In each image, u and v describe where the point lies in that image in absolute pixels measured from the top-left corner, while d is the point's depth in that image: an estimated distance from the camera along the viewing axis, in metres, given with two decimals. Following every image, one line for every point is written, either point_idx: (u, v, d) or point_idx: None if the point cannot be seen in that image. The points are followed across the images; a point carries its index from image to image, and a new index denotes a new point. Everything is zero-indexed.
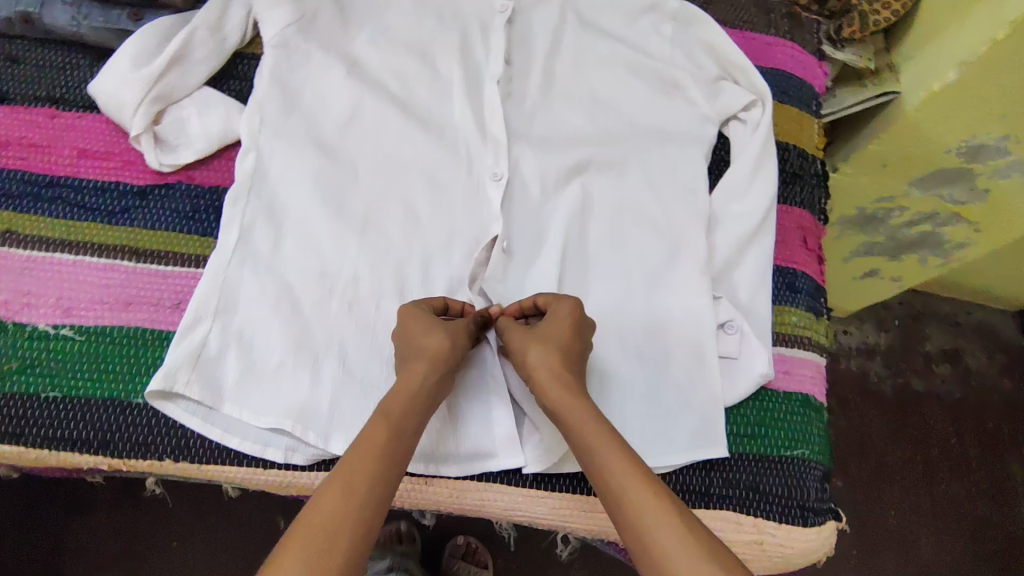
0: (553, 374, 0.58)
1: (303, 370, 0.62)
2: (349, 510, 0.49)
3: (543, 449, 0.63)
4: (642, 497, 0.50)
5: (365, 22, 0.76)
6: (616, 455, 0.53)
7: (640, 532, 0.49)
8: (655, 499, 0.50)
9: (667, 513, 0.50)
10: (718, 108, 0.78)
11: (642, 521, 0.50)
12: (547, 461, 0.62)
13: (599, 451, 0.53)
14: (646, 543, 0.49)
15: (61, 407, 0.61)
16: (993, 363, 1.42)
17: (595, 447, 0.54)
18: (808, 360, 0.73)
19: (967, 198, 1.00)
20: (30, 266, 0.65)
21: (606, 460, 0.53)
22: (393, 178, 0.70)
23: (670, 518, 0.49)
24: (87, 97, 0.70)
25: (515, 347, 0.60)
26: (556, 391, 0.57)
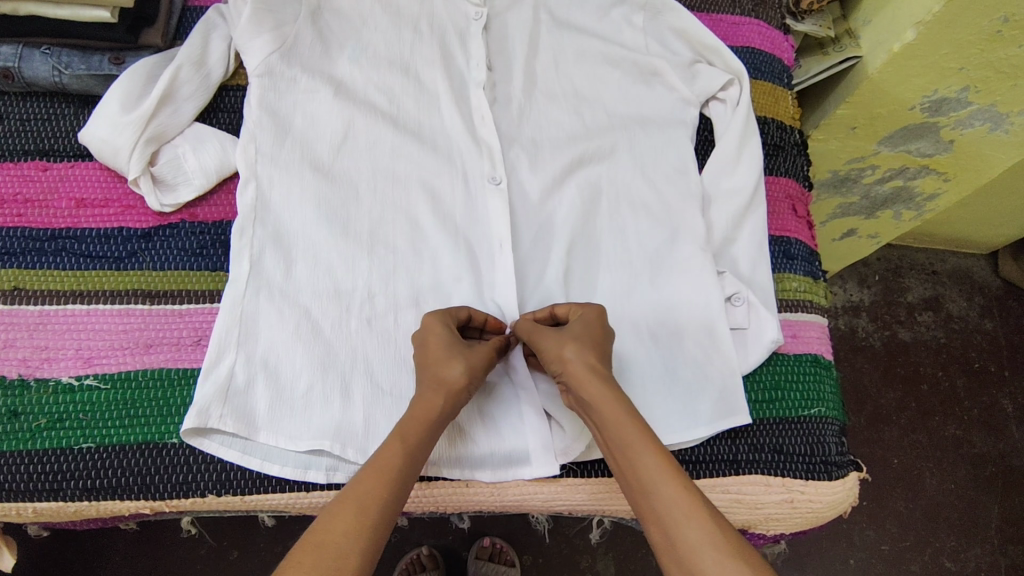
0: (592, 371, 0.58)
1: (334, 391, 0.63)
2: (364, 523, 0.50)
3: (575, 436, 0.65)
4: (672, 495, 0.51)
5: (344, 41, 0.76)
6: (649, 453, 0.53)
7: (670, 531, 0.50)
8: (686, 497, 0.51)
9: (696, 512, 0.50)
10: (698, 91, 0.80)
11: (675, 520, 0.50)
12: (581, 447, 0.65)
13: (632, 450, 0.54)
14: (676, 542, 0.50)
15: (96, 456, 0.61)
16: (972, 305, 1.48)
17: (627, 446, 0.54)
18: (812, 322, 0.76)
19: (934, 150, 1.04)
20: (45, 322, 0.64)
21: (639, 461, 0.53)
22: (393, 193, 0.71)
23: (699, 515, 0.50)
24: (78, 146, 0.70)
25: (547, 347, 0.60)
26: (593, 390, 0.57)
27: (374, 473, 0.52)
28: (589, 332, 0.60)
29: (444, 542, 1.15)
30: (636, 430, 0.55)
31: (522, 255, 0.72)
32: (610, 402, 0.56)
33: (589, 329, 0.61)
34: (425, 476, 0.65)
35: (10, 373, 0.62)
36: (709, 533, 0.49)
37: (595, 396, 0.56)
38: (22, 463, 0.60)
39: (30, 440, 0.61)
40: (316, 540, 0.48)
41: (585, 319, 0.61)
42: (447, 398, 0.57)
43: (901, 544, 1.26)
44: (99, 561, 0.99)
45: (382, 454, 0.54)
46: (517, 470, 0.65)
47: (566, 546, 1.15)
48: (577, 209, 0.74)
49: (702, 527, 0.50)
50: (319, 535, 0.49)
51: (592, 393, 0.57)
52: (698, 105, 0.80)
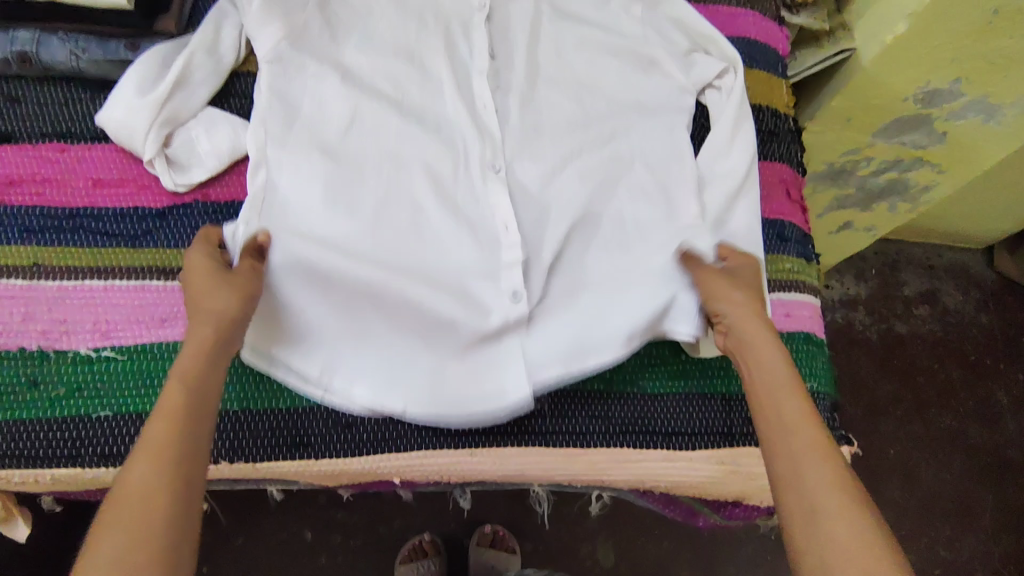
0: (753, 313, 0.63)
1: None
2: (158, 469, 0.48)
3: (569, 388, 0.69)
4: (810, 473, 0.51)
5: (352, 31, 0.79)
6: (792, 398, 0.56)
7: (805, 499, 0.50)
8: (825, 473, 0.51)
9: (828, 489, 0.50)
10: (693, 79, 0.82)
11: (810, 457, 0.52)
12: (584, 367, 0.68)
13: (775, 434, 0.55)
14: (807, 475, 0.51)
15: (113, 424, 0.63)
16: (968, 299, 1.50)
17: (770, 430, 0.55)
18: (805, 302, 0.78)
19: (927, 141, 1.07)
20: (63, 296, 0.67)
21: (778, 439, 0.54)
22: (397, 173, 0.74)
23: (831, 491, 0.50)
24: (96, 129, 0.73)
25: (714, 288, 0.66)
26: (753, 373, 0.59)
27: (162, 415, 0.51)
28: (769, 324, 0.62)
29: (446, 530, 1.17)
30: (800, 409, 0.55)
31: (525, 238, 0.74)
32: (768, 349, 0.60)
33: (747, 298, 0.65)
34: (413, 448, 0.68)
35: (30, 344, 0.65)
36: (841, 506, 0.49)
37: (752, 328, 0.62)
38: (40, 430, 0.62)
39: (50, 408, 0.63)
40: (119, 494, 0.47)
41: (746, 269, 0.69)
42: (218, 326, 0.58)
43: (897, 533, 1.28)
44: None
45: (166, 397, 0.52)
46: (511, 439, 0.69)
47: (566, 535, 1.17)
48: (578, 194, 0.76)
49: (839, 499, 0.50)
50: (126, 492, 0.47)
51: (751, 333, 0.62)
52: (693, 93, 0.83)
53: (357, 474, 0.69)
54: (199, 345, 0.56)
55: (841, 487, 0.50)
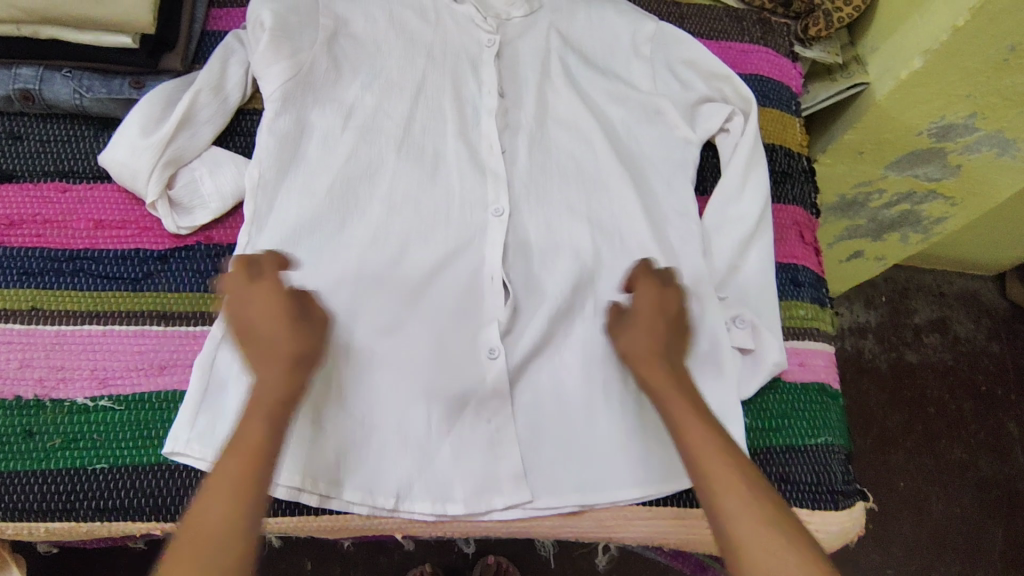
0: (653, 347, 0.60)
1: (329, 422, 0.65)
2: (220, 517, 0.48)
3: (554, 458, 0.67)
4: (718, 469, 0.52)
5: (359, 68, 0.77)
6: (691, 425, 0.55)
7: (712, 502, 0.51)
8: (731, 475, 0.52)
9: (738, 488, 0.51)
10: (704, 121, 0.81)
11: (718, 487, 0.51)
12: (545, 440, 0.67)
13: (688, 429, 0.55)
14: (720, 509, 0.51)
15: (108, 477, 0.61)
16: (980, 327, 1.47)
17: (679, 423, 0.55)
18: (820, 350, 0.77)
19: (942, 174, 1.05)
20: (61, 342, 0.65)
21: (689, 431, 0.55)
22: (389, 220, 0.72)
23: (738, 490, 0.51)
24: (98, 168, 0.72)
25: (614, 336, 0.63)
26: (652, 377, 0.58)
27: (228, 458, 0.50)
28: (639, 331, 0.61)
29: (448, 561, 1.15)
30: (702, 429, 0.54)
31: (524, 295, 0.72)
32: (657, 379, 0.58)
33: (652, 307, 0.62)
34: (392, 514, 0.65)
35: (26, 393, 0.63)
36: (760, 512, 0.50)
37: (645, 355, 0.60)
38: (35, 483, 0.61)
39: (45, 461, 0.61)
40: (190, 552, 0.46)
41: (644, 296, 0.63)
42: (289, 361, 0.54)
43: (908, 568, 1.26)
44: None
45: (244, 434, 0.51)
46: (489, 502, 0.65)
47: (569, 567, 1.15)
48: (585, 237, 0.74)
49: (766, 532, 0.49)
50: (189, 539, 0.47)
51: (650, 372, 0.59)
52: (700, 145, 0.81)
53: (355, 530, 0.67)
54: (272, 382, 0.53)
55: (761, 520, 0.50)
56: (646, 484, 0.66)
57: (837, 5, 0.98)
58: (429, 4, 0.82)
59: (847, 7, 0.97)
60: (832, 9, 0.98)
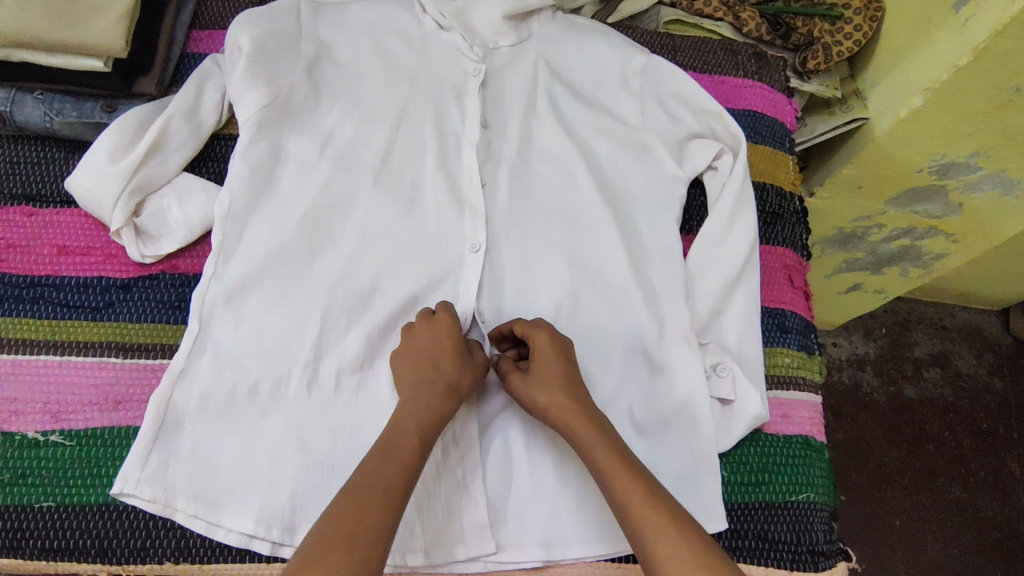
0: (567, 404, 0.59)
1: (284, 468, 0.62)
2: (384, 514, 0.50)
3: (519, 511, 0.65)
4: (639, 508, 0.52)
5: (339, 94, 0.76)
6: (615, 473, 0.55)
7: (646, 551, 0.51)
8: (664, 518, 0.52)
9: (669, 528, 0.51)
10: (692, 158, 0.79)
11: (647, 531, 0.51)
12: (511, 493, 0.66)
13: (616, 475, 0.54)
14: (652, 555, 0.51)
15: (55, 516, 0.60)
16: (982, 363, 1.44)
17: (607, 469, 0.55)
18: (805, 401, 0.74)
19: (943, 212, 1.00)
20: (17, 371, 0.63)
21: (617, 480, 0.54)
22: (361, 253, 0.70)
23: (670, 532, 0.51)
24: (65, 192, 0.70)
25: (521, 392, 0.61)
26: (574, 421, 0.58)
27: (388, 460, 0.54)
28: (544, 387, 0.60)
29: None
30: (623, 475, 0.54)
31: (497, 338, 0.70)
32: (580, 426, 0.58)
33: (555, 356, 0.62)
34: None
35: None
36: (694, 554, 0.50)
37: (558, 409, 0.59)
38: None
39: None
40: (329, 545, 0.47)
41: (541, 351, 0.62)
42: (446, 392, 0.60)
43: None
44: None
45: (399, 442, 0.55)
46: (450, 553, 0.63)
47: None
48: (563, 276, 0.72)
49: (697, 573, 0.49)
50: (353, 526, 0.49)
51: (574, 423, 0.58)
52: (688, 182, 0.79)
53: None
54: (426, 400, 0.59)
55: (692, 561, 0.49)
56: (613, 540, 0.64)
57: (837, 37, 0.96)
58: (414, 31, 0.80)
59: (848, 40, 0.96)
60: (831, 41, 0.97)
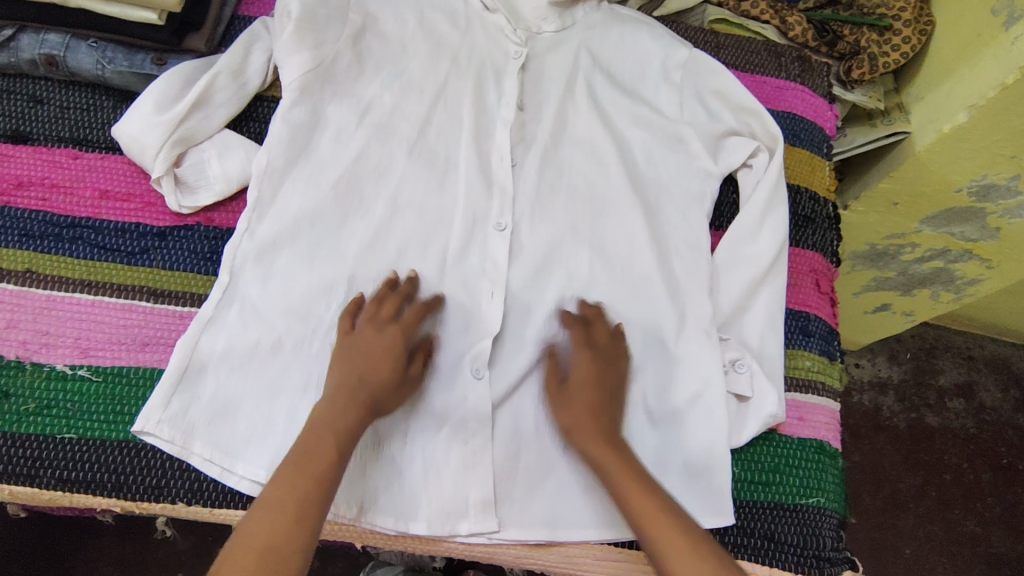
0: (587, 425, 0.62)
1: (297, 425, 0.63)
2: (291, 520, 0.53)
3: (526, 489, 0.66)
4: (659, 525, 0.56)
5: (381, 66, 0.77)
6: (631, 494, 0.58)
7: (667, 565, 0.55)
8: (677, 536, 0.55)
9: (683, 543, 0.55)
10: (728, 154, 0.79)
11: (663, 548, 0.55)
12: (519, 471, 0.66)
13: (631, 495, 0.58)
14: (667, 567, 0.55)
15: (76, 448, 0.61)
16: (1007, 397, 1.40)
17: (621, 490, 0.58)
18: (822, 407, 0.73)
19: (978, 235, 0.99)
20: (51, 306, 0.65)
21: (635, 500, 0.57)
22: (389, 222, 0.71)
23: (687, 551, 0.55)
24: (109, 139, 0.72)
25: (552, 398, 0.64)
26: (592, 444, 0.61)
27: (302, 468, 0.56)
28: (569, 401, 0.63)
29: None
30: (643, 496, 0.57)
31: (515, 316, 0.71)
32: (600, 447, 0.60)
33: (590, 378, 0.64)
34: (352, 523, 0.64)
35: (9, 353, 0.63)
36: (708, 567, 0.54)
37: (582, 428, 0.62)
38: (5, 445, 0.61)
39: (17, 423, 0.62)
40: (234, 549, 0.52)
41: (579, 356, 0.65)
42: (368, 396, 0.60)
43: None
44: (69, 550, 0.93)
45: (310, 448, 0.57)
46: (454, 525, 0.64)
47: None
48: (587, 261, 0.73)
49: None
50: (252, 533, 0.53)
51: (592, 446, 0.61)
52: (721, 177, 0.79)
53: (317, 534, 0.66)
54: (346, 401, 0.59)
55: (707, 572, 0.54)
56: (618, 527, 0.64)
57: (885, 48, 0.96)
58: (461, 10, 0.81)
59: (896, 52, 0.95)
60: (878, 52, 0.96)
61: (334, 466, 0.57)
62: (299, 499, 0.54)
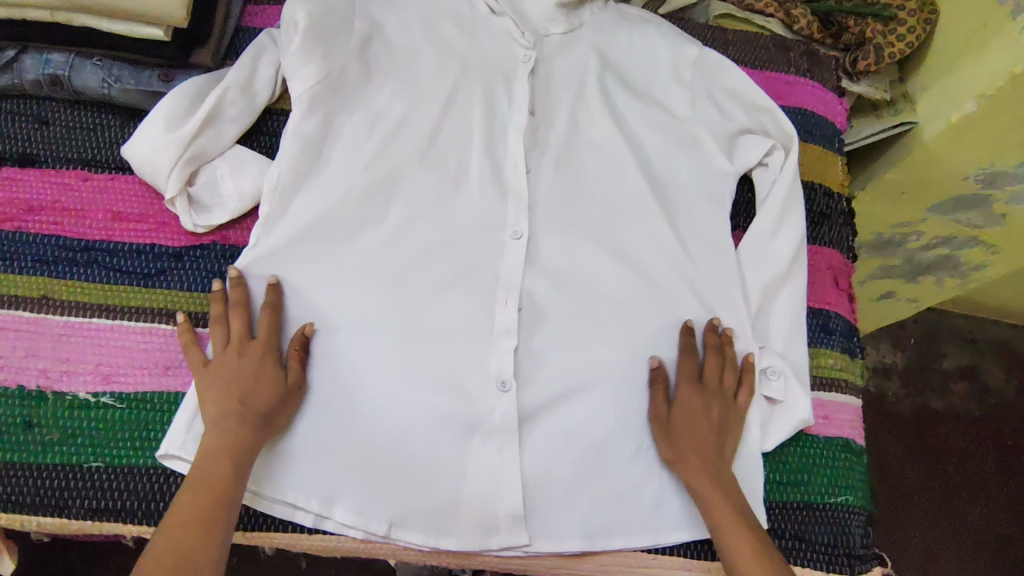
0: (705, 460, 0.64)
1: (326, 440, 0.65)
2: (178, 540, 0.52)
3: (559, 502, 0.66)
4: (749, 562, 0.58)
5: (389, 74, 0.75)
6: (732, 531, 0.60)
7: None
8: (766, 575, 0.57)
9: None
10: (743, 153, 0.78)
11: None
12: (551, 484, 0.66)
13: (726, 530, 0.60)
14: None
15: (104, 477, 0.61)
16: (1010, 379, 1.41)
17: (720, 525, 0.61)
18: (846, 404, 0.73)
19: (983, 221, 0.97)
20: (68, 333, 0.64)
21: (730, 535, 0.60)
22: (405, 233, 0.71)
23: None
24: (119, 159, 0.71)
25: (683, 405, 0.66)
26: (697, 477, 0.63)
27: (207, 487, 0.55)
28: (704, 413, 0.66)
29: None
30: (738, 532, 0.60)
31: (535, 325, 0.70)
32: (710, 485, 0.63)
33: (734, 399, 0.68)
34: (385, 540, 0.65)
35: (29, 383, 0.63)
36: None
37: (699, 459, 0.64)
38: (32, 477, 0.60)
39: (42, 455, 0.61)
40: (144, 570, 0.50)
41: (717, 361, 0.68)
42: (241, 416, 0.60)
43: None
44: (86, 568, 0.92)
45: (208, 468, 0.57)
46: (487, 539, 0.64)
47: None
48: (606, 267, 0.72)
49: None
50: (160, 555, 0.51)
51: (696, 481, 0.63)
52: (737, 177, 0.78)
53: (350, 552, 0.68)
54: (219, 420, 0.59)
55: None
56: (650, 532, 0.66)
57: (890, 39, 0.95)
58: (467, 13, 0.79)
59: (901, 42, 0.94)
60: (884, 43, 0.95)
61: (226, 482, 0.56)
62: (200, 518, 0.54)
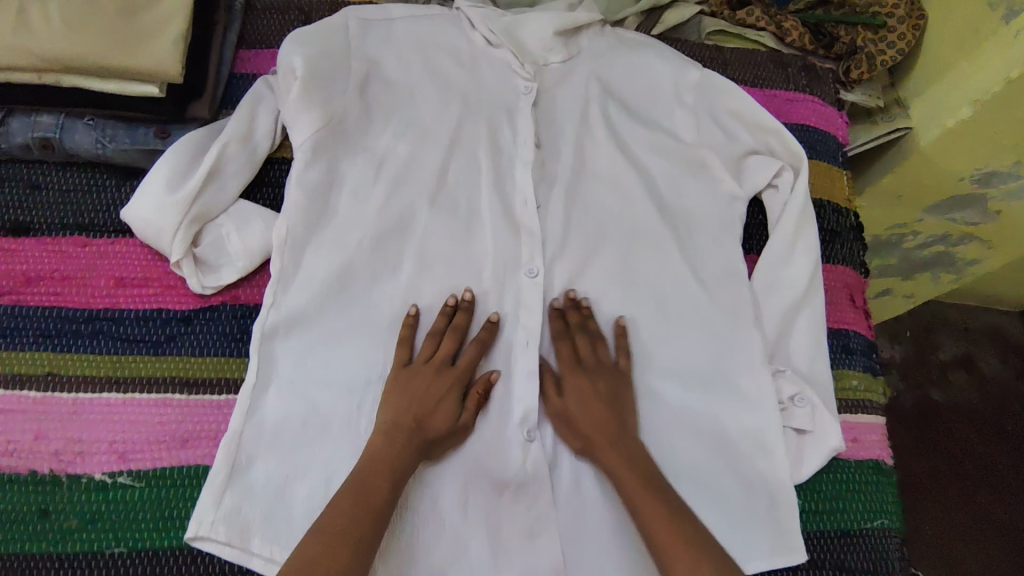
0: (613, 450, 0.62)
1: (407, 497, 0.63)
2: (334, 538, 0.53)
3: (598, 550, 0.65)
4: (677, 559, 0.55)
5: (391, 116, 0.73)
6: (651, 521, 0.57)
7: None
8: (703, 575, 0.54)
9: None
10: (751, 175, 0.78)
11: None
12: (590, 532, 0.65)
13: (656, 525, 0.57)
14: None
15: (127, 562, 0.58)
16: (1008, 367, 1.39)
17: (646, 521, 0.58)
18: (873, 424, 0.74)
19: (979, 219, 0.98)
20: (78, 411, 0.62)
21: (658, 531, 0.57)
22: (420, 281, 0.69)
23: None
24: (119, 222, 0.68)
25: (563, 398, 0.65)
26: (615, 468, 0.61)
27: (365, 483, 0.57)
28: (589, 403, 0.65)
29: None
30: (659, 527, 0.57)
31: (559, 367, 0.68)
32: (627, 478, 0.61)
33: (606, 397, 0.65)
34: None
35: (41, 467, 0.60)
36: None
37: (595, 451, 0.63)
38: (50, 568, 0.58)
39: (61, 543, 0.58)
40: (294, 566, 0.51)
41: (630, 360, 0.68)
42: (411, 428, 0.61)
43: None
44: None
45: (371, 471, 0.57)
46: None
47: None
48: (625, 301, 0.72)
49: None
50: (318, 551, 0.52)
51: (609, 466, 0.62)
52: (747, 200, 0.78)
53: None
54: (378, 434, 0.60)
55: None
56: None
57: (881, 47, 0.95)
58: (465, 48, 0.78)
59: (892, 49, 0.94)
60: (875, 52, 0.95)
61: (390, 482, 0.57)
62: (354, 516, 0.54)
